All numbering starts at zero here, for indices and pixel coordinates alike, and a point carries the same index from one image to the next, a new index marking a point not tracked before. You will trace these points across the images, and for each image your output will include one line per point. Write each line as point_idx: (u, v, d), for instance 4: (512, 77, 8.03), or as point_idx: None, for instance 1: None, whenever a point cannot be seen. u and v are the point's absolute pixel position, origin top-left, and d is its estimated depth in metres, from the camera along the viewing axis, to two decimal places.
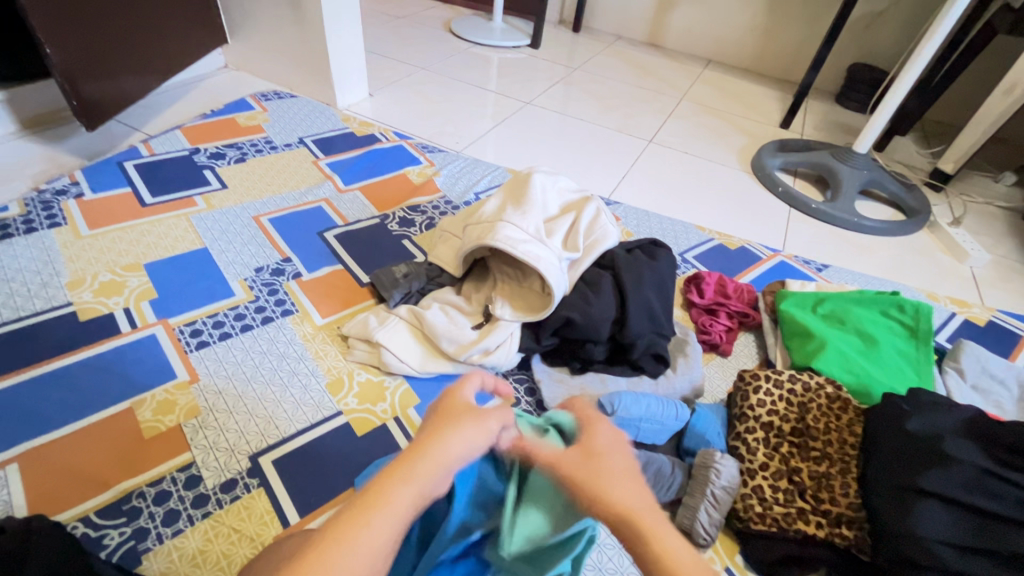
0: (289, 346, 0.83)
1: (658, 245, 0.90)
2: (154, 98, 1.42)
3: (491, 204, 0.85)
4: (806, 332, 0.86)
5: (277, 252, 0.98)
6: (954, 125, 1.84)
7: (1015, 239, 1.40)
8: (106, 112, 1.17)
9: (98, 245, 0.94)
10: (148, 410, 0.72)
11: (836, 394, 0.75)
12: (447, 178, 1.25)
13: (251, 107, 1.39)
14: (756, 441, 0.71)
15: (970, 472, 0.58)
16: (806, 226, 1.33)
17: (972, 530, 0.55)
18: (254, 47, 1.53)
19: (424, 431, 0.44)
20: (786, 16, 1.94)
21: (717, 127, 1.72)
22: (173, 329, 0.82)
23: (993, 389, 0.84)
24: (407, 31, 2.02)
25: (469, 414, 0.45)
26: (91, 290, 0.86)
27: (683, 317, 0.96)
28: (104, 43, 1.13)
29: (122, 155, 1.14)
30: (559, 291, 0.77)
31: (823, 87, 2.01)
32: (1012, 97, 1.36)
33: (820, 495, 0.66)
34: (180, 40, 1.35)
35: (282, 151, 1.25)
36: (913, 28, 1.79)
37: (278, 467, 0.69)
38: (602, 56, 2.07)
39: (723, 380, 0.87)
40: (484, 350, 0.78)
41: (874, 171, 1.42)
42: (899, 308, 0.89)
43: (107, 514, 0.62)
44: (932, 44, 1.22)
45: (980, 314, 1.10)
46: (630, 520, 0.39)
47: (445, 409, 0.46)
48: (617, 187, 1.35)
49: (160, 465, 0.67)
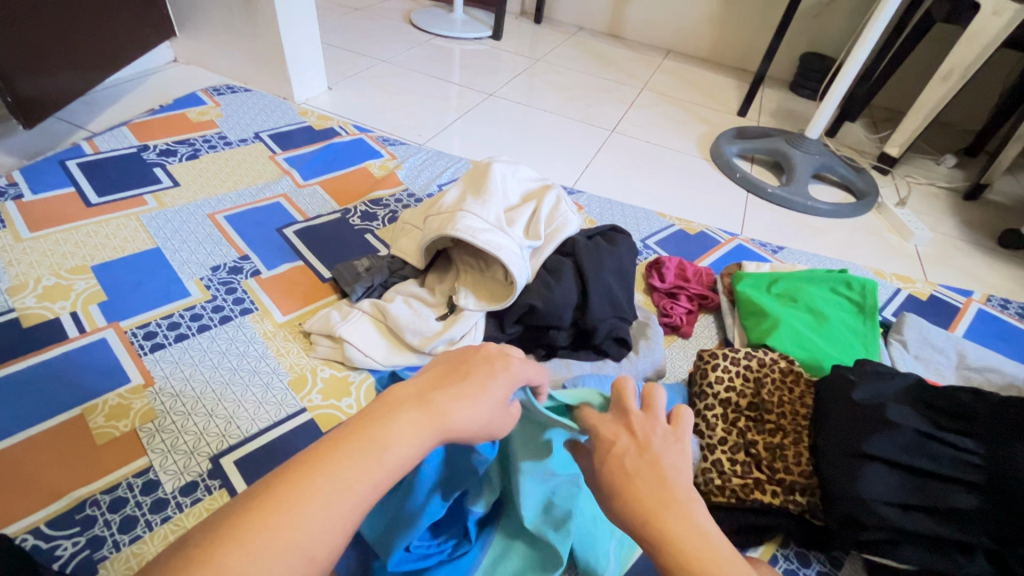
0: (249, 344, 0.81)
1: (618, 231, 0.91)
2: (99, 92, 1.36)
3: (451, 194, 0.85)
4: (761, 311, 0.89)
5: (235, 250, 0.96)
6: (899, 110, 1.92)
7: (955, 218, 1.48)
8: (46, 110, 1.12)
9: (41, 248, 0.89)
10: (100, 416, 0.69)
11: (789, 368, 0.78)
12: (410, 171, 1.24)
13: (202, 102, 1.34)
14: (715, 417, 0.74)
15: (910, 436, 0.62)
16: (764, 210, 1.38)
17: (912, 488, 0.60)
18: (205, 41, 1.48)
19: (443, 382, 0.42)
20: (740, 6, 1.99)
21: (677, 115, 1.75)
22: (125, 331, 0.79)
23: (933, 357, 0.89)
24: (366, 24, 1.99)
25: (471, 389, 0.42)
26: (34, 295, 0.82)
27: (645, 301, 0.98)
28: (40, 36, 1.08)
29: (64, 153, 1.09)
30: (521, 279, 0.78)
31: (777, 75, 2.08)
32: (949, 82, 1.42)
33: (775, 465, 0.68)
34: (124, 33, 1.29)
35: (236, 147, 1.22)
36: (859, 17, 1.86)
37: (240, 467, 0.67)
38: (563, 47, 2.08)
39: (685, 361, 0.89)
40: (449, 340, 0.78)
41: (825, 157, 1.47)
42: (847, 285, 0.94)
43: (59, 525, 0.60)
44: (874, 33, 1.28)
45: (923, 289, 1.16)
46: (650, 523, 0.38)
47: (470, 371, 0.44)
48: (580, 178, 1.36)
49: (116, 471, 0.65)
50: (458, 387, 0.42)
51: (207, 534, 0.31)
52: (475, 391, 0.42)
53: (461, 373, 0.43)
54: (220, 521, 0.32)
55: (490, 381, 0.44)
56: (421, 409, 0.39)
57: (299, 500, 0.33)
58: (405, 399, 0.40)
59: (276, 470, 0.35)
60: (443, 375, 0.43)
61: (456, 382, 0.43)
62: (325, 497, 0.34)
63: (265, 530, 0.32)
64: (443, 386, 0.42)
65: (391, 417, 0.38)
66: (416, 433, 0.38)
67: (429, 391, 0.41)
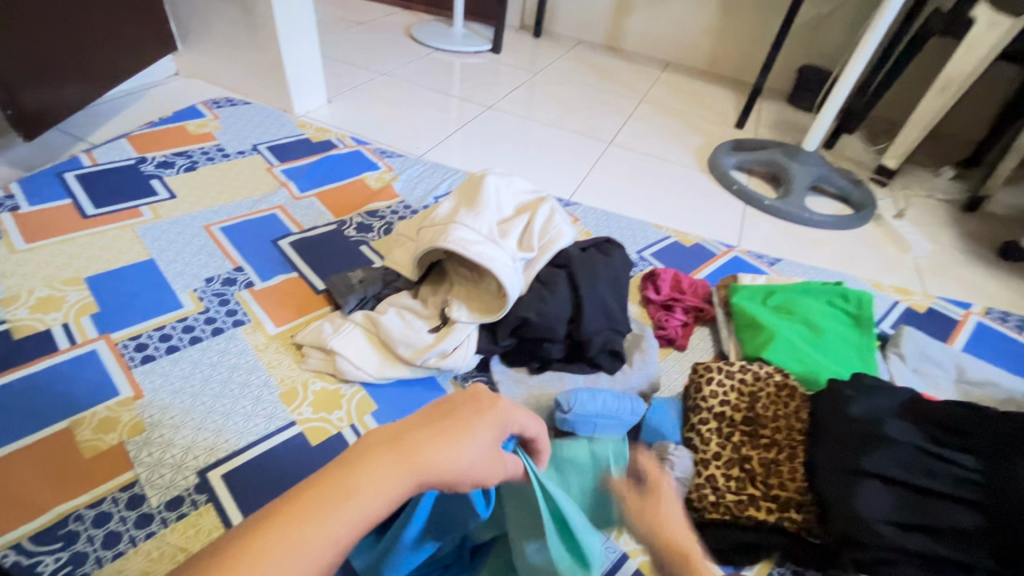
0: (241, 356, 0.80)
1: (612, 244, 0.91)
2: (100, 105, 1.37)
3: (445, 206, 0.85)
4: (756, 324, 0.89)
5: (229, 261, 0.96)
6: (897, 122, 1.93)
7: (954, 230, 1.48)
8: (46, 122, 1.13)
9: (35, 259, 0.89)
10: (88, 429, 0.69)
11: (785, 381, 0.77)
12: (407, 183, 1.24)
13: (201, 114, 1.36)
14: (710, 432, 0.73)
15: (908, 452, 0.61)
16: (761, 222, 1.38)
17: (910, 507, 0.59)
18: (206, 53, 1.50)
19: (422, 424, 0.41)
20: (737, 20, 2.01)
21: (675, 127, 1.76)
22: (116, 343, 0.79)
23: (931, 371, 0.88)
24: (367, 37, 2.01)
25: (453, 430, 0.41)
26: (27, 306, 0.82)
27: (640, 313, 0.98)
28: (40, 49, 1.09)
29: (63, 165, 1.10)
30: (513, 291, 0.78)
31: (775, 87, 2.09)
32: (945, 95, 1.42)
33: (770, 481, 0.67)
34: (124, 47, 1.31)
35: (234, 159, 1.22)
36: (856, 30, 1.87)
37: (227, 481, 0.66)
38: (563, 60, 2.09)
39: (680, 374, 0.88)
40: (441, 353, 0.78)
41: (822, 169, 1.48)
42: (843, 297, 0.93)
43: (42, 540, 0.59)
44: (870, 46, 1.28)
45: (921, 302, 1.15)
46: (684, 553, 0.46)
47: (449, 408, 0.43)
48: (577, 189, 1.37)
49: (100, 485, 0.64)
50: (436, 427, 0.40)
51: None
52: (455, 430, 0.41)
53: (445, 413, 0.42)
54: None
55: (472, 415, 0.43)
56: (400, 456, 0.38)
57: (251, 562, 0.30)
58: (379, 444, 0.38)
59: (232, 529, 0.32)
60: (425, 418, 0.41)
61: (435, 422, 0.41)
62: (280, 555, 0.31)
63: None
64: (420, 427, 0.40)
65: (367, 463, 0.36)
66: (389, 476, 0.36)
67: (405, 433, 0.39)
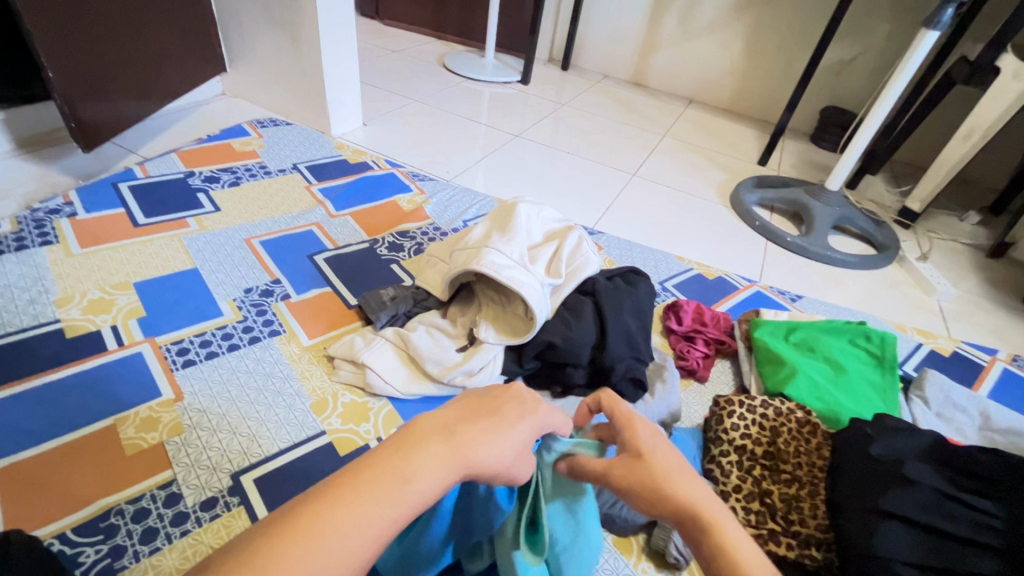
0: (275, 365, 0.84)
1: (638, 274, 0.94)
2: (152, 121, 1.46)
3: (477, 230, 0.89)
4: (778, 359, 0.89)
5: (267, 274, 1.00)
6: (920, 165, 1.94)
7: (979, 274, 1.47)
8: (103, 136, 1.21)
9: (90, 263, 0.95)
10: (131, 427, 0.72)
11: (806, 419, 0.79)
12: (437, 206, 1.29)
13: (246, 133, 1.43)
14: (730, 464, 0.75)
15: (928, 494, 0.60)
16: (782, 258, 1.39)
17: (931, 549, 0.56)
18: (253, 76, 1.58)
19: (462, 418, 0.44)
20: (761, 60, 2.06)
21: (697, 162, 1.79)
22: (160, 347, 0.83)
23: (955, 417, 0.88)
24: (403, 65, 2.10)
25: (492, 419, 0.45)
26: (80, 307, 0.87)
27: (662, 343, 0.99)
28: (103, 69, 1.17)
29: (117, 176, 1.16)
30: (541, 315, 0.80)
31: (798, 126, 2.12)
32: (971, 141, 1.44)
33: (790, 516, 0.68)
34: (177, 69, 1.39)
35: (275, 176, 1.28)
36: (880, 75, 1.90)
37: (259, 485, 0.69)
38: (589, 93, 2.16)
39: (701, 407, 0.89)
40: (467, 372, 0.80)
41: (845, 209, 1.49)
42: (866, 337, 0.94)
43: (85, 532, 0.62)
44: (894, 91, 1.31)
45: (945, 345, 1.15)
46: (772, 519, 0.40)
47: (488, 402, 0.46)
48: (601, 219, 1.40)
49: (142, 481, 0.67)
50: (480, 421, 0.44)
51: (237, 550, 0.32)
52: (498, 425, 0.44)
53: (491, 411, 0.46)
54: (245, 543, 0.33)
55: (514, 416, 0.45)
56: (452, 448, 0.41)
57: (312, 530, 0.34)
58: (430, 433, 0.41)
59: (298, 499, 0.36)
60: (472, 413, 0.45)
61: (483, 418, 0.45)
62: (340, 525, 0.34)
63: (297, 549, 0.33)
64: (471, 422, 0.44)
65: (418, 448, 0.39)
66: (438, 463, 0.39)
67: (457, 425, 0.43)
